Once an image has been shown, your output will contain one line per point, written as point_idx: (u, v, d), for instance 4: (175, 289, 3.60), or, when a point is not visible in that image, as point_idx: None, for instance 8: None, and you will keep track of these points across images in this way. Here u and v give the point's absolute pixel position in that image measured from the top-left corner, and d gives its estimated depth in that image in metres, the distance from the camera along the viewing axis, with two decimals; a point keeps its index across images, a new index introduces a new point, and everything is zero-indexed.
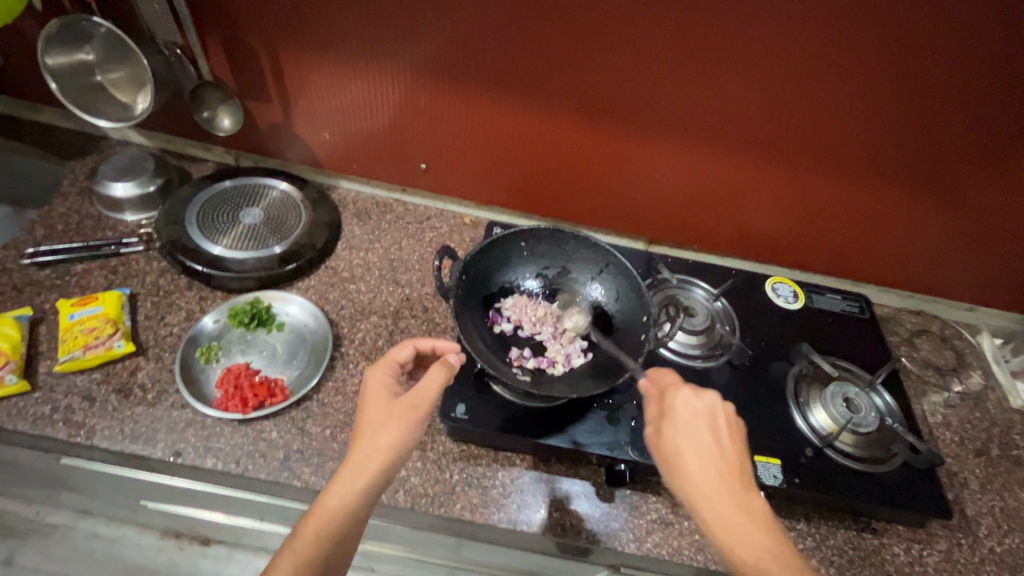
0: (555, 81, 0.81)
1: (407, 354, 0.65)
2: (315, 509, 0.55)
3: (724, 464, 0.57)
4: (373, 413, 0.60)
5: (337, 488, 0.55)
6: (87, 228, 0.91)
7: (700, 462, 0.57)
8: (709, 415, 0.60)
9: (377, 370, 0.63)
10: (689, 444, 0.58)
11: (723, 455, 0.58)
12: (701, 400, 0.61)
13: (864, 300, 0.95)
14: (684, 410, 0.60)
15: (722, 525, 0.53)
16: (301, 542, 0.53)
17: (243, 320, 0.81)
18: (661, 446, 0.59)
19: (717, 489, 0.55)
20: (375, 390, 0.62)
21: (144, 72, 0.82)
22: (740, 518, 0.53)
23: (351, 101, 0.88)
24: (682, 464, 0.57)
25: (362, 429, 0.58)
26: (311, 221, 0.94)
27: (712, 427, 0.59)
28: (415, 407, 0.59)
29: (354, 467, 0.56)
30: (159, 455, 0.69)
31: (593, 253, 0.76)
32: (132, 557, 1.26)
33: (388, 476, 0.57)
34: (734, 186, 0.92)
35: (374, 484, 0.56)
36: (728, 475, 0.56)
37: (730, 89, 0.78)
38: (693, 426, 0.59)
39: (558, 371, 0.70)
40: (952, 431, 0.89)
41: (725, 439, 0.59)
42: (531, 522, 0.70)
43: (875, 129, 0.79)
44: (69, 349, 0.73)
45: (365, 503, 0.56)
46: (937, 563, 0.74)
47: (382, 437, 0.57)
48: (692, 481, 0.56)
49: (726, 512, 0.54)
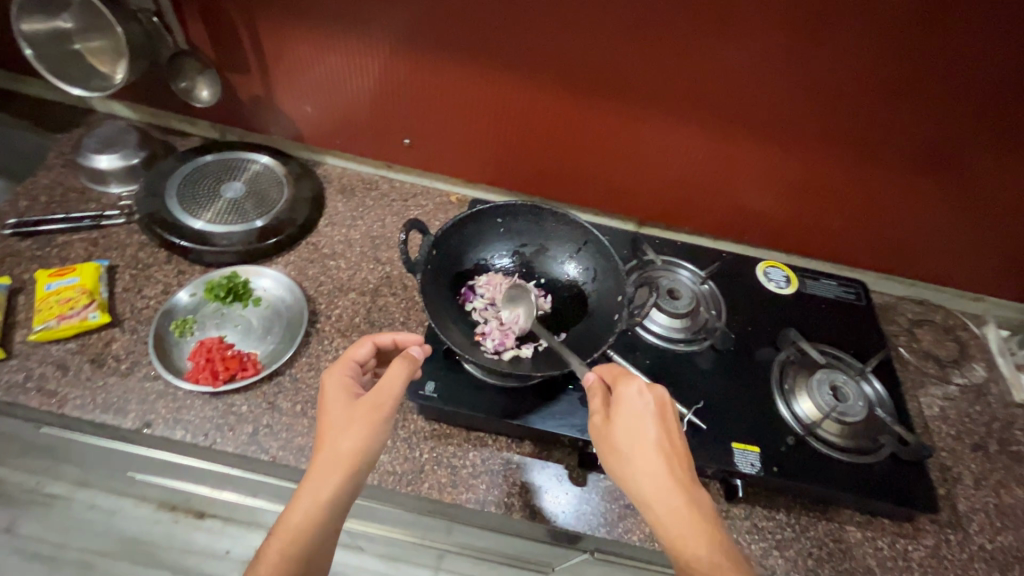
0: (538, 52, 0.78)
1: (366, 351, 0.64)
2: (280, 526, 0.52)
3: (673, 457, 0.56)
4: (334, 416, 0.57)
5: (302, 500, 0.53)
6: (70, 201, 0.91)
7: (646, 455, 0.55)
8: (657, 406, 0.58)
9: (335, 370, 0.62)
10: (635, 437, 0.56)
11: (669, 447, 0.56)
12: (648, 392, 0.58)
13: (861, 287, 0.91)
14: (632, 401, 0.58)
15: (671, 521, 0.52)
16: (266, 564, 0.51)
17: (219, 295, 0.80)
18: (606, 439, 0.57)
19: (668, 484, 0.54)
20: (335, 392, 0.60)
21: (120, 42, 0.79)
22: (692, 515, 0.52)
23: (332, 73, 0.86)
24: (628, 457, 0.55)
25: (324, 436, 0.56)
26: (293, 196, 0.93)
27: (658, 418, 0.57)
28: (379, 406, 0.57)
29: (319, 476, 0.54)
30: (129, 425, 0.69)
31: (572, 230, 0.74)
32: (129, 529, 1.25)
33: (356, 481, 0.55)
34: (728, 167, 0.88)
35: (342, 490, 0.54)
36: (679, 469, 0.55)
37: (720, 61, 0.74)
38: (639, 418, 0.57)
39: (524, 354, 0.67)
40: (948, 424, 0.85)
41: (673, 431, 0.57)
42: (499, 503, 0.69)
43: (876, 108, 0.75)
44: (44, 319, 0.74)
45: (333, 511, 0.54)
46: (921, 559, 0.71)
47: (346, 441, 0.55)
48: (639, 476, 0.54)
49: (674, 505, 0.52)
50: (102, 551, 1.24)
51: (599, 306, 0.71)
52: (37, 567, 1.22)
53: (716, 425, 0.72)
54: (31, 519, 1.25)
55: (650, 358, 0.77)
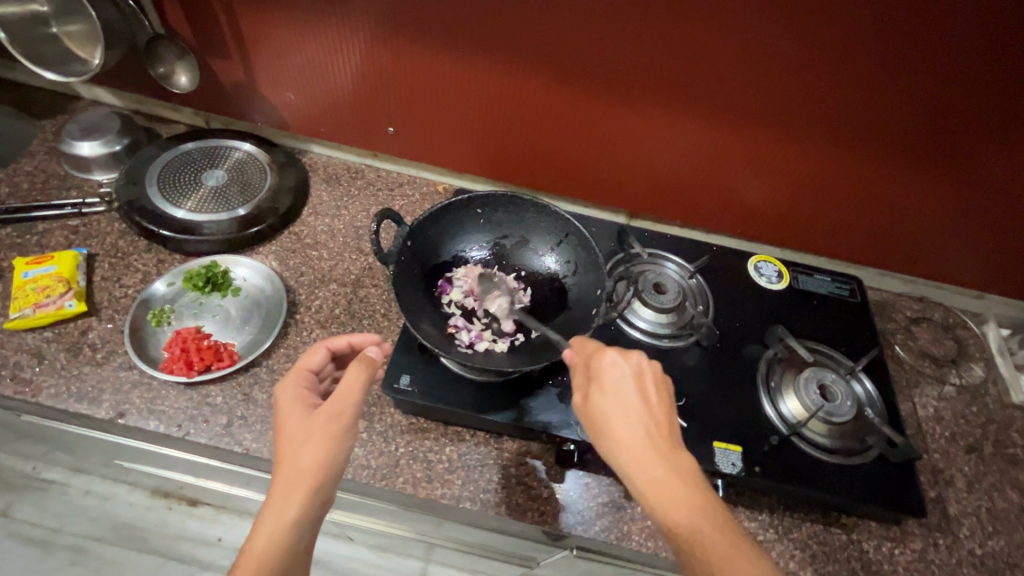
0: (521, 37, 0.76)
1: (321, 357, 0.64)
2: (245, 555, 0.50)
3: (651, 424, 0.54)
4: (292, 431, 0.57)
5: (267, 523, 0.52)
6: (52, 188, 0.90)
7: (625, 424, 0.54)
8: (634, 375, 0.56)
9: (289, 383, 0.61)
10: (614, 408, 0.55)
11: (649, 415, 0.55)
12: (624, 360, 0.57)
13: (857, 283, 0.88)
14: (609, 370, 0.57)
15: (653, 489, 0.50)
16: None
17: (197, 284, 0.79)
18: (588, 414, 0.56)
19: (645, 449, 0.52)
20: (290, 406, 0.59)
21: (96, 26, 0.78)
22: (671, 480, 0.50)
23: (313, 59, 0.85)
24: (608, 429, 0.54)
25: (283, 453, 0.55)
26: (276, 184, 0.91)
27: (637, 387, 0.56)
28: (339, 414, 0.57)
29: (283, 494, 0.53)
30: (103, 415, 0.69)
31: (552, 222, 0.72)
32: (123, 516, 1.25)
33: (322, 495, 0.54)
34: (721, 156, 0.86)
35: (309, 506, 0.53)
36: (657, 435, 0.53)
37: (707, 47, 0.72)
38: (618, 387, 0.56)
39: (498, 348, 0.65)
40: (942, 425, 0.83)
41: (652, 397, 0.56)
42: (475, 500, 0.68)
43: (874, 93, 0.72)
44: (20, 306, 0.73)
45: (301, 531, 0.52)
46: (908, 563, 0.69)
47: (307, 455, 0.54)
48: (619, 446, 0.53)
49: (655, 473, 0.51)
50: (97, 537, 1.26)
51: (578, 300, 0.69)
52: (33, 551, 1.23)
53: (698, 424, 0.70)
54: (28, 503, 1.26)
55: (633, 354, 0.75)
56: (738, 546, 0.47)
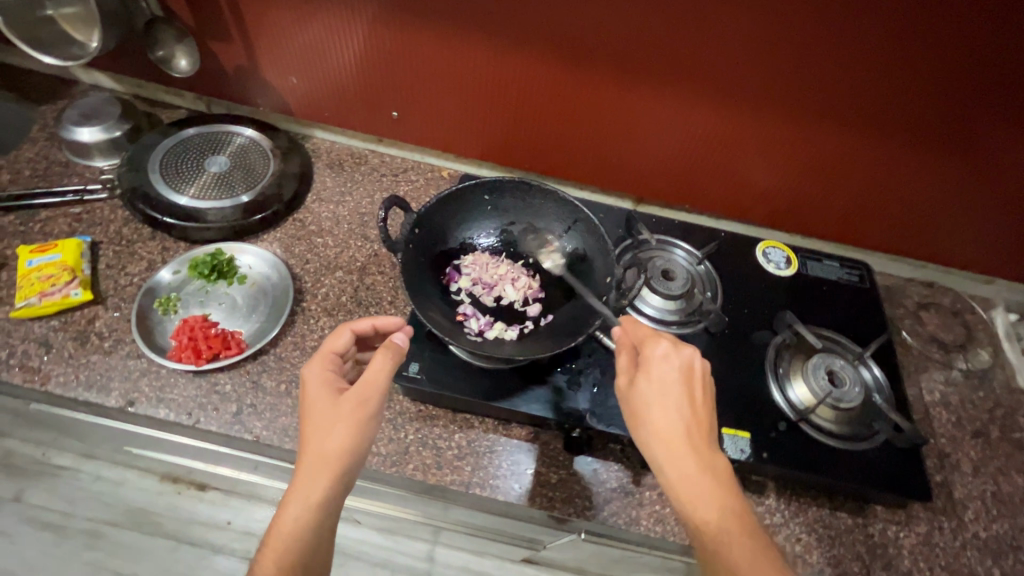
0: (530, 18, 0.74)
1: (346, 340, 0.64)
2: (273, 534, 0.53)
3: (691, 419, 0.55)
4: (319, 416, 0.57)
5: (294, 505, 0.54)
6: (53, 174, 0.89)
7: (667, 414, 0.55)
8: (682, 370, 0.57)
9: (315, 365, 0.61)
10: (657, 397, 0.56)
11: (691, 411, 0.56)
12: (675, 355, 0.58)
13: (866, 269, 0.88)
14: (659, 361, 0.58)
15: (682, 478, 0.52)
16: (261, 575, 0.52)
17: (203, 272, 0.79)
18: (631, 398, 0.57)
19: (681, 443, 0.53)
20: (317, 389, 0.59)
21: (93, 9, 0.76)
22: (702, 477, 0.52)
23: (316, 41, 0.83)
24: (649, 416, 0.55)
25: (309, 438, 0.56)
26: (280, 171, 0.90)
27: (684, 382, 0.57)
28: (365, 402, 0.58)
29: (309, 477, 0.55)
30: (113, 403, 0.69)
31: (560, 208, 0.71)
32: (135, 501, 1.26)
33: (346, 479, 0.56)
34: (734, 141, 0.84)
35: (333, 491, 0.55)
36: (695, 431, 0.55)
37: (722, 30, 0.70)
38: (664, 379, 0.57)
39: (508, 337, 0.65)
40: (949, 410, 0.83)
41: (697, 395, 0.57)
42: (484, 486, 0.68)
43: (893, 77, 0.70)
44: (26, 295, 0.73)
45: (325, 513, 0.55)
46: (913, 546, 0.70)
47: (333, 442, 0.55)
48: (657, 434, 0.54)
49: (687, 465, 0.52)
50: (112, 521, 1.26)
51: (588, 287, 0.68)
52: (49, 536, 1.24)
53: None
54: (41, 488, 1.27)
55: None
56: (758, 548, 0.49)
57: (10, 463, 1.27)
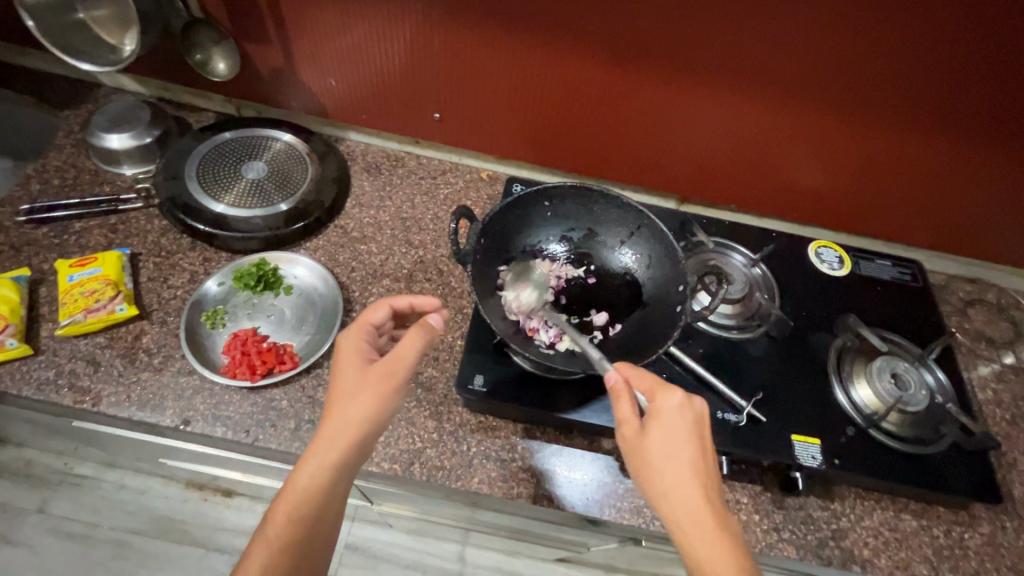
0: (582, 17, 0.71)
1: (383, 315, 0.62)
2: (286, 491, 0.52)
3: (704, 475, 0.52)
4: (346, 382, 0.56)
5: (310, 465, 0.52)
6: (84, 183, 0.86)
7: (680, 471, 0.52)
8: (693, 422, 0.55)
9: (350, 335, 0.60)
10: (670, 450, 0.53)
11: (704, 466, 0.53)
12: (688, 407, 0.55)
13: (918, 267, 0.88)
14: (671, 412, 0.54)
15: (700, 540, 0.49)
16: (272, 528, 0.51)
17: (249, 283, 0.77)
18: (640, 450, 0.53)
19: (697, 502, 0.50)
20: (348, 357, 0.58)
21: (130, 10, 0.74)
22: (720, 537, 0.49)
23: (357, 42, 0.80)
24: (662, 471, 0.52)
25: (334, 401, 0.55)
26: (318, 175, 0.87)
27: (695, 435, 0.54)
28: (391, 375, 0.56)
29: (327, 440, 0.53)
30: (168, 422, 0.67)
31: (623, 214, 0.71)
32: (161, 509, 1.17)
33: (364, 447, 0.54)
34: (781, 142, 0.83)
35: (350, 455, 0.53)
36: (710, 487, 0.52)
37: (777, 29, 0.68)
38: (676, 431, 0.54)
39: (580, 348, 0.64)
40: (1003, 408, 0.83)
41: (707, 448, 0.54)
42: (551, 498, 0.67)
43: (952, 76, 0.68)
44: (70, 312, 0.70)
45: (340, 476, 0.53)
46: (978, 547, 0.70)
47: (354, 410, 0.54)
48: (672, 490, 0.51)
49: (704, 524, 0.49)
50: (137, 530, 1.16)
51: (656, 295, 0.68)
52: (74, 547, 1.14)
53: (772, 416, 0.70)
54: (66, 499, 1.17)
55: (702, 347, 0.74)
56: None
57: (29, 473, 1.17)
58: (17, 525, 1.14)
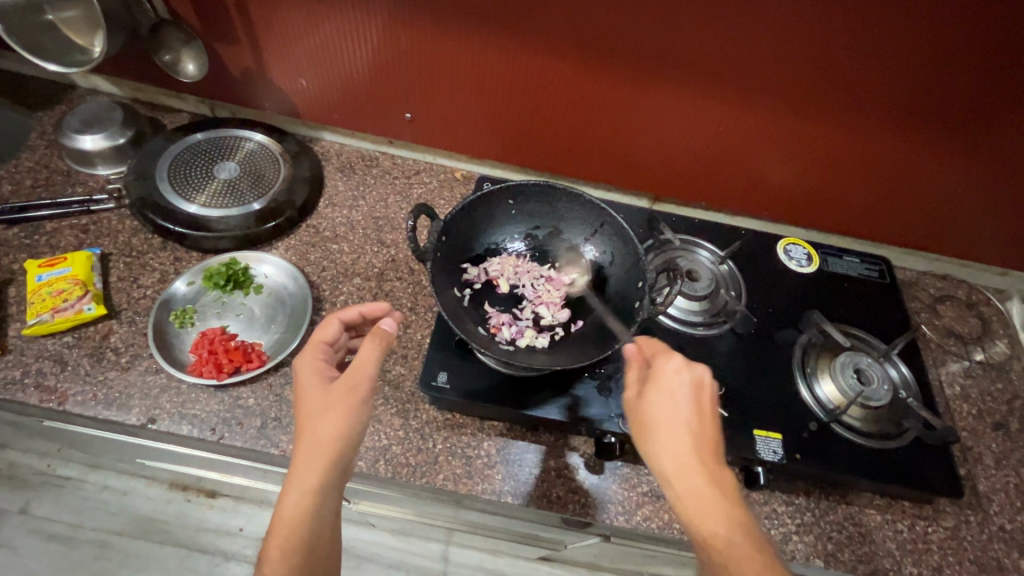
0: (547, 17, 0.72)
1: (335, 330, 0.61)
2: (275, 522, 0.51)
3: (700, 433, 0.53)
4: (312, 404, 0.55)
5: (293, 494, 0.52)
6: (56, 184, 0.86)
7: (677, 431, 0.52)
8: (693, 385, 0.55)
9: (305, 356, 0.59)
10: (666, 409, 0.54)
11: (700, 426, 0.53)
12: (687, 371, 0.55)
13: (886, 264, 0.90)
14: (669, 375, 0.55)
15: (691, 494, 0.50)
16: (268, 565, 0.50)
17: (218, 283, 0.77)
18: (638, 411, 0.55)
19: (690, 460, 0.51)
20: (308, 380, 0.57)
21: (96, 12, 0.74)
22: (712, 493, 0.50)
23: (326, 43, 0.81)
24: (656, 431, 0.53)
25: (302, 427, 0.54)
26: (291, 175, 0.88)
27: (694, 398, 0.54)
28: (355, 387, 0.55)
29: (304, 466, 0.53)
30: (134, 421, 0.67)
31: (587, 211, 0.72)
32: (142, 509, 1.16)
33: (344, 463, 0.54)
34: (750, 140, 0.83)
35: (331, 474, 0.53)
36: (705, 446, 0.53)
37: (742, 29, 0.68)
38: (674, 393, 0.54)
39: (539, 345, 0.66)
40: (970, 403, 0.84)
41: (706, 408, 0.54)
42: (515, 494, 0.68)
43: (914, 75, 0.69)
44: (38, 312, 0.71)
45: (324, 498, 0.53)
46: (941, 541, 0.70)
47: (326, 429, 0.53)
48: (665, 448, 0.52)
49: (697, 482, 0.50)
50: (119, 531, 1.16)
51: (618, 291, 0.70)
52: (56, 547, 1.13)
53: (735, 412, 0.71)
54: (47, 499, 1.16)
55: (668, 344, 0.75)
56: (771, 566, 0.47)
57: (12, 475, 1.16)
58: None
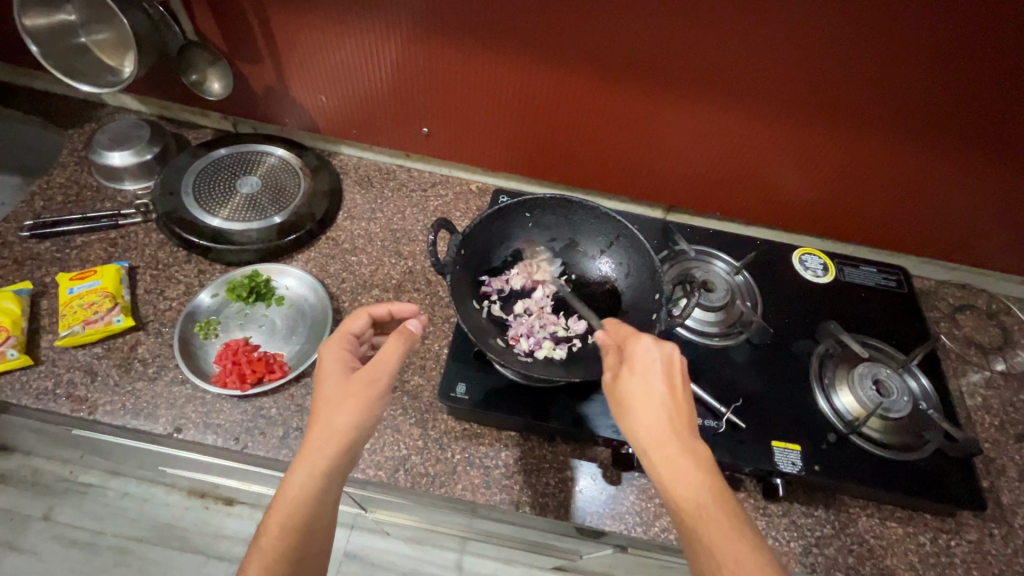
0: (558, 35, 0.74)
1: (363, 323, 0.63)
2: (277, 500, 0.52)
3: (673, 411, 0.53)
4: (331, 391, 0.56)
5: (299, 473, 0.52)
6: (86, 199, 0.89)
7: (651, 412, 0.52)
8: (665, 364, 0.54)
9: (332, 345, 0.60)
10: (640, 392, 0.53)
11: (675, 405, 0.53)
12: (657, 349, 0.55)
13: (903, 273, 0.90)
14: (642, 355, 0.55)
15: (667, 471, 0.50)
16: (266, 540, 0.51)
17: (241, 295, 0.79)
18: (615, 394, 0.55)
19: (663, 438, 0.51)
20: (330, 367, 0.58)
21: (128, 35, 0.77)
22: (687, 469, 0.50)
23: (346, 61, 0.83)
24: (631, 412, 0.53)
25: (318, 410, 0.55)
26: (311, 189, 0.90)
27: (666, 377, 0.54)
28: (375, 380, 0.56)
29: (314, 450, 0.53)
30: (161, 429, 0.69)
31: (604, 223, 0.73)
32: (163, 516, 1.18)
33: (354, 452, 0.55)
34: (760, 151, 0.84)
35: (340, 462, 0.54)
36: (678, 423, 0.52)
37: (746, 43, 0.70)
38: (648, 374, 0.54)
39: (557, 356, 0.67)
40: (992, 414, 0.83)
41: (678, 386, 0.54)
42: (533, 504, 0.68)
43: (921, 85, 0.69)
44: (69, 324, 0.73)
45: (329, 483, 0.53)
46: (965, 555, 0.69)
47: (340, 416, 0.54)
48: (639, 428, 0.52)
49: (673, 460, 0.50)
50: (139, 537, 1.17)
51: (635, 302, 0.71)
52: (76, 553, 1.15)
53: (753, 423, 0.71)
54: (70, 506, 1.18)
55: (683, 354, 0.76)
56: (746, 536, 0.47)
57: (36, 481, 1.18)
58: (22, 531, 1.15)
